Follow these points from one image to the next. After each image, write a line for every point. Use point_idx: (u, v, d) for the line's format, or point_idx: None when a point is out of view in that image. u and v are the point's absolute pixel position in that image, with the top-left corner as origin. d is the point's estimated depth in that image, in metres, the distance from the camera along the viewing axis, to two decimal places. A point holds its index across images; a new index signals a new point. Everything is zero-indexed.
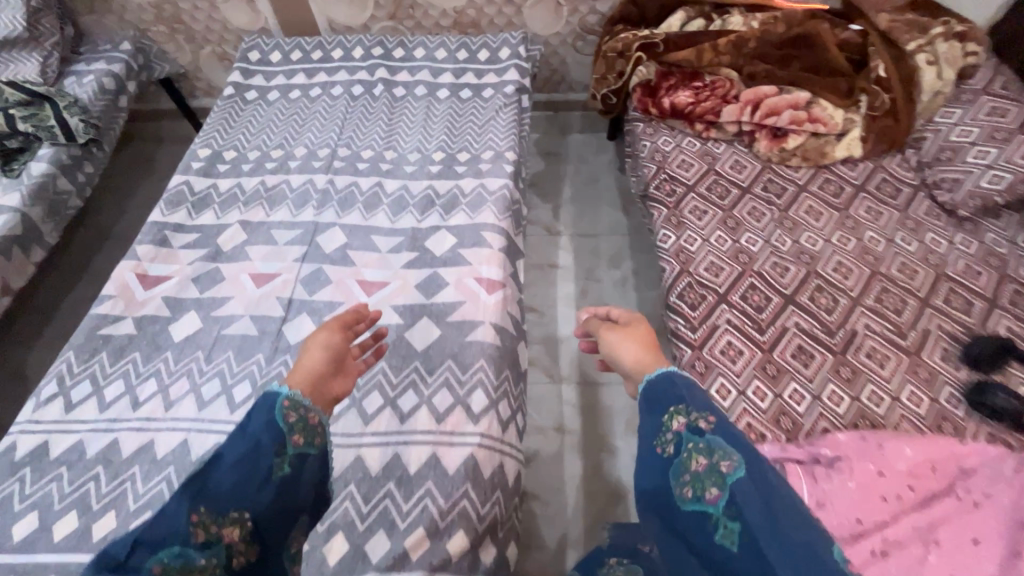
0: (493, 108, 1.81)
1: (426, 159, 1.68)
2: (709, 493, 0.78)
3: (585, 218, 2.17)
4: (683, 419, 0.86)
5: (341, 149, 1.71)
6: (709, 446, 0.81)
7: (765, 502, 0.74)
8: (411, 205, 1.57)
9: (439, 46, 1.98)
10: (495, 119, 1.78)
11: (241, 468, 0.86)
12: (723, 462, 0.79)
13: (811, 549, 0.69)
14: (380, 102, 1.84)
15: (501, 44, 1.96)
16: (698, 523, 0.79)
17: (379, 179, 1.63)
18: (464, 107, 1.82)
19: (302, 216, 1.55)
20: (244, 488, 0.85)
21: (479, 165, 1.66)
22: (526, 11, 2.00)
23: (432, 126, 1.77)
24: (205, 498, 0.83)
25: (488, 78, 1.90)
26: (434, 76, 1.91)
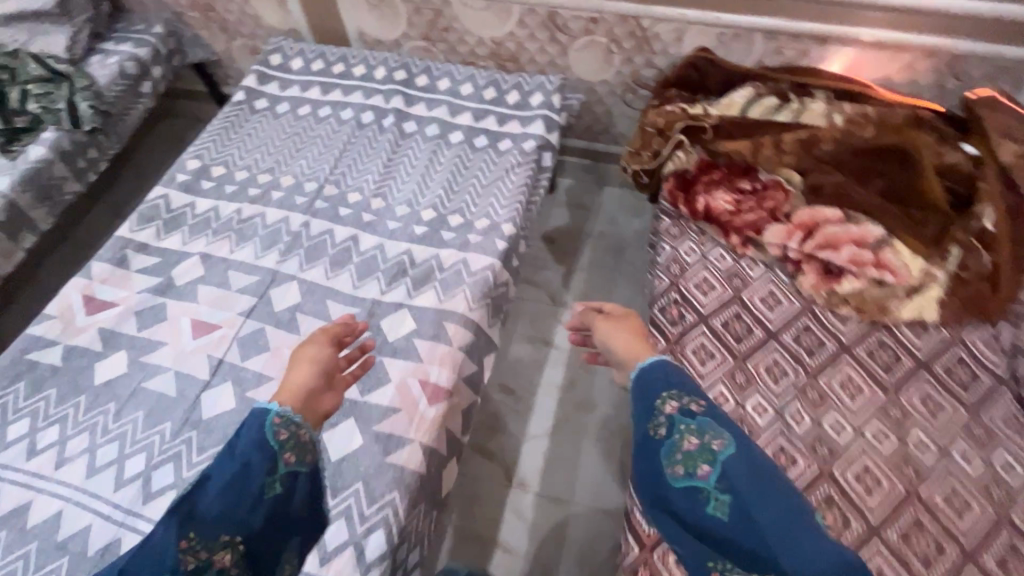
0: (505, 167, 1.59)
1: (413, 216, 1.50)
2: (703, 469, 0.84)
3: (597, 293, 1.92)
4: (674, 403, 0.92)
5: (329, 187, 1.57)
6: (699, 426, 0.88)
7: (752, 472, 0.82)
8: (380, 271, 1.40)
9: (466, 79, 1.77)
10: (503, 181, 1.56)
11: (230, 489, 0.87)
12: (714, 439, 0.86)
13: (792, 511, 0.79)
14: (385, 138, 1.66)
15: (537, 87, 1.73)
16: (691, 498, 0.84)
17: (356, 231, 1.47)
18: (474, 159, 1.62)
19: (264, 262, 1.42)
20: (239, 506, 0.86)
21: (469, 235, 1.46)
22: (571, 53, 1.74)
23: (433, 176, 1.58)
24: (198, 520, 0.83)
25: (511, 128, 1.68)
26: (452, 115, 1.71)
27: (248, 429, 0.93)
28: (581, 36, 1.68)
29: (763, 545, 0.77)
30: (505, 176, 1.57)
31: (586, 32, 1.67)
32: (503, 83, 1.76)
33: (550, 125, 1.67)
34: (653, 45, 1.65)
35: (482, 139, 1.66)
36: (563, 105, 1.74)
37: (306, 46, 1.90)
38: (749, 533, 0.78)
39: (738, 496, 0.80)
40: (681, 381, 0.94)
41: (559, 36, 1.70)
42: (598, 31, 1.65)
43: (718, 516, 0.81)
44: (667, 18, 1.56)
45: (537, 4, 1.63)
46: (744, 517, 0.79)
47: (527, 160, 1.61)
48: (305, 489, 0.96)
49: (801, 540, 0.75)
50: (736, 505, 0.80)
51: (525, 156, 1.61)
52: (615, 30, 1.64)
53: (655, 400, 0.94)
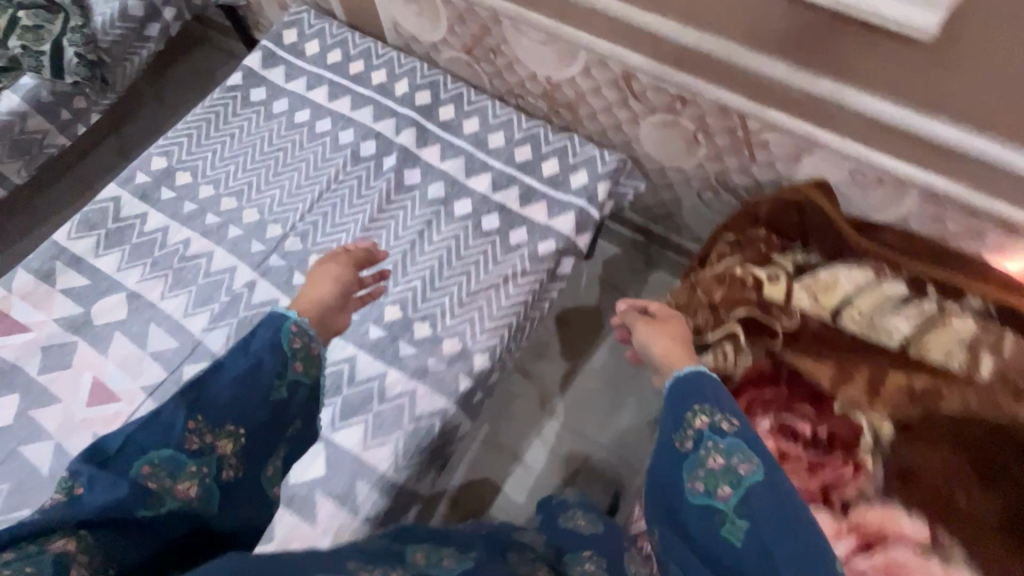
0: (505, 269, 1.23)
1: (374, 308, 1.21)
2: (721, 490, 0.70)
3: (594, 410, 1.60)
4: (705, 418, 0.75)
5: (293, 239, 1.29)
6: (728, 447, 0.72)
7: (778, 508, 0.66)
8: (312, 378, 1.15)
9: (499, 124, 1.37)
10: (496, 290, 1.22)
11: (240, 382, 0.78)
12: (738, 463, 0.70)
13: (826, 562, 0.62)
14: (377, 185, 1.33)
15: (585, 159, 1.31)
16: (703, 519, 0.70)
17: None
18: (472, 244, 1.27)
19: (190, 323, 1.20)
20: (249, 396, 0.77)
21: (430, 357, 1.16)
22: (644, 126, 1.28)
23: (416, 257, 1.26)
24: (210, 399, 0.75)
25: (532, 211, 1.29)
26: (466, 173, 1.34)
27: (264, 330, 0.82)
28: (660, 110, 1.21)
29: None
30: (500, 283, 1.22)
31: (668, 110, 1.20)
32: (545, 143, 1.34)
33: (583, 220, 1.28)
34: (756, 152, 1.17)
35: (492, 218, 1.29)
36: (612, 190, 1.31)
37: (328, 25, 1.53)
38: (768, 573, 0.64)
39: (756, 535, 0.66)
40: (713, 395, 0.77)
41: (633, 101, 1.24)
42: (684, 113, 1.18)
43: (737, 542, 0.67)
44: (785, 130, 1.07)
45: (610, 58, 1.16)
46: (765, 557, 0.65)
47: (536, 265, 1.24)
48: (307, 397, 0.84)
49: None
50: (754, 538, 0.66)
51: (535, 259, 1.24)
52: (708, 119, 1.16)
53: (686, 413, 0.77)
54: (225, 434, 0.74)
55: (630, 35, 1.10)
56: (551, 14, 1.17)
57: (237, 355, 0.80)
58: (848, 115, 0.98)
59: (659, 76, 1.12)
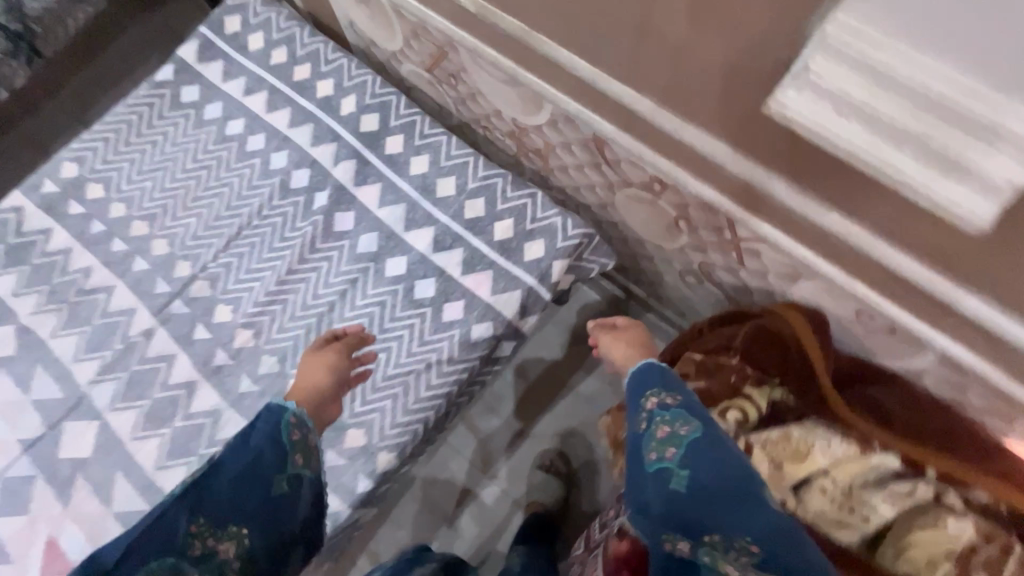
0: (431, 351, 1.06)
1: (278, 379, 1.07)
2: (669, 452, 0.74)
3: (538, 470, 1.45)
4: (653, 399, 0.80)
5: (201, 282, 1.13)
6: (671, 416, 0.78)
7: (716, 461, 0.72)
8: (197, 456, 1.03)
9: (452, 167, 1.15)
10: (417, 376, 1.05)
11: (234, 482, 0.78)
12: (680, 426, 0.76)
13: (748, 490, 0.70)
14: (303, 227, 1.15)
15: (545, 226, 1.09)
16: (657, 483, 0.73)
17: (197, 375, 1.07)
18: (400, 315, 1.09)
19: (77, 372, 1.08)
20: (242, 497, 0.78)
21: (331, 448, 1.03)
22: (620, 195, 1.05)
23: (334, 323, 1.10)
24: (207, 501, 0.76)
25: (473, 281, 1.10)
26: (406, 224, 1.14)
27: (259, 426, 0.84)
28: (636, 186, 0.98)
29: (729, 522, 0.69)
30: (421, 368, 1.05)
31: (645, 188, 0.97)
32: (501, 199, 1.12)
33: (530, 301, 1.08)
34: (744, 258, 0.93)
35: (426, 285, 1.11)
36: (573, 266, 1.10)
37: (276, 15, 1.30)
38: (716, 509, 0.69)
39: (702, 481, 0.71)
40: (661, 379, 0.82)
41: (606, 167, 1.01)
42: (663, 197, 0.95)
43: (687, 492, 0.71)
44: (779, 248, 0.83)
45: (577, 118, 0.92)
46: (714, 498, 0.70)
47: (468, 350, 1.07)
48: (309, 496, 0.86)
49: (753, 502, 0.69)
50: (701, 488, 0.71)
51: (467, 344, 1.06)
52: (690, 210, 0.93)
53: (638, 399, 0.82)
54: (228, 534, 0.76)
55: (601, 102, 0.85)
56: (510, 54, 0.93)
57: (231, 455, 0.81)
58: (865, 258, 0.73)
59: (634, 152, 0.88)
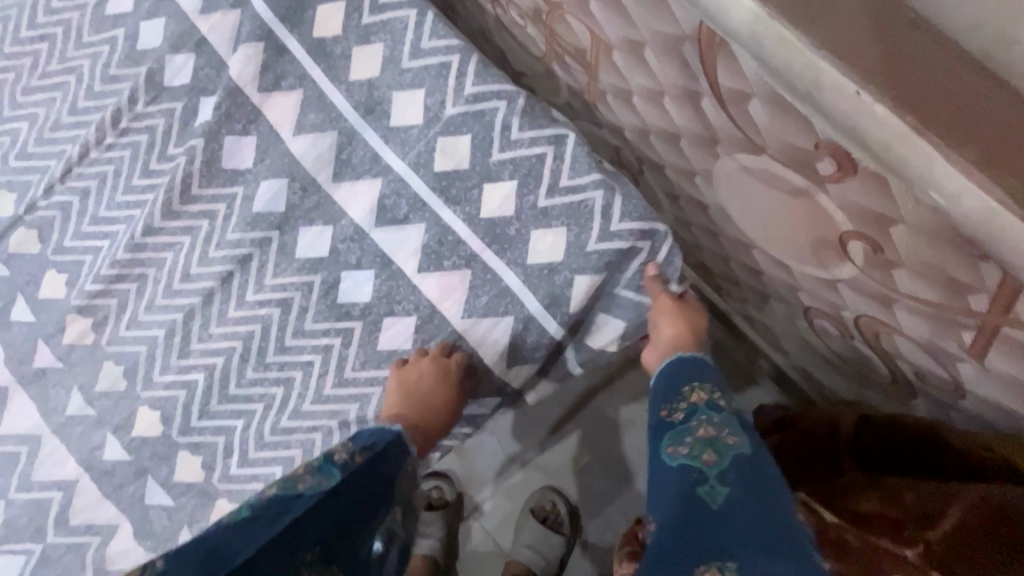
0: (353, 400, 0.63)
1: (119, 403, 0.67)
2: (707, 454, 0.46)
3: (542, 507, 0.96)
4: (703, 389, 0.50)
5: (27, 231, 0.73)
6: (720, 418, 0.48)
7: (769, 491, 0.43)
8: (4, 502, 0.67)
9: (421, 74, 0.63)
10: (327, 435, 0.63)
11: (363, 507, 0.53)
12: (728, 428, 0.47)
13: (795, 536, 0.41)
14: (179, 157, 0.70)
15: (572, 206, 0.58)
16: (678, 487, 0.45)
17: (8, 377, 0.70)
18: (310, 328, 0.65)
19: None
20: (347, 543, 0.51)
21: (186, 527, 0.64)
22: (731, 162, 0.53)
23: (210, 325, 0.67)
24: (333, 517, 0.50)
25: (433, 288, 0.62)
26: (337, 169, 0.66)
27: (384, 461, 0.55)
28: (780, 152, 0.45)
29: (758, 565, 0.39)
30: (332, 427, 0.63)
31: (795, 164, 0.45)
32: (500, 143, 0.61)
33: (530, 338, 0.60)
34: (989, 350, 0.42)
35: (360, 281, 0.65)
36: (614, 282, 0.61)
37: None
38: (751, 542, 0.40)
39: (743, 509, 0.42)
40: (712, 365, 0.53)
41: (712, 103, 0.48)
42: (835, 192, 0.44)
43: (712, 512, 0.43)
44: None
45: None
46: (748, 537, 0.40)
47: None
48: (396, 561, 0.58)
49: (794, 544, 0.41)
50: (737, 515, 0.42)
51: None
52: (893, 230, 0.41)
53: (679, 382, 0.52)
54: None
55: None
56: None
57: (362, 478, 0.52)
58: None
59: (816, 106, 0.34)
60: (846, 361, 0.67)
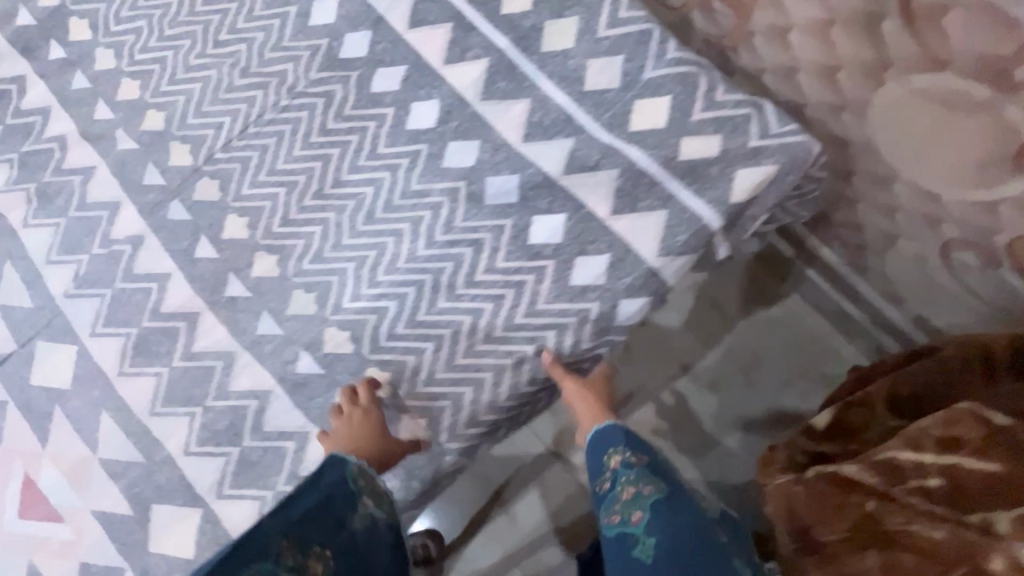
0: (548, 330, 0.69)
1: (306, 327, 0.75)
2: (635, 516, 0.66)
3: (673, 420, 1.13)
4: (618, 454, 0.68)
5: (209, 181, 0.81)
6: (639, 477, 0.67)
7: (690, 516, 0.66)
8: (202, 408, 0.76)
9: (618, 42, 0.69)
10: (518, 363, 0.69)
11: (327, 507, 0.66)
12: (645, 482, 0.66)
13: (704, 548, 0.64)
14: (364, 119, 0.76)
15: (787, 147, 0.63)
16: (621, 549, 0.66)
17: (199, 304, 0.78)
18: (502, 265, 0.71)
19: (51, 279, 0.83)
20: (324, 523, 0.66)
21: None
22: (899, 87, 0.61)
23: (398, 260, 0.73)
24: (296, 519, 0.64)
25: (628, 228, 0.67)
26: (527, 130, 0.71)
27: (326, 476, 0.67)
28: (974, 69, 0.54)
29: None
30: (529, 351, 0.69)
31: (979, 72, 0.53)
32: (702, 103, 0.66)
33: None
34: None
35: (550, 226, 0.70)
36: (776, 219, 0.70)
37: None
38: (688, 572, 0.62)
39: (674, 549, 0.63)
40: (631, 432, 0.69)
41: (896, 25, 0.58)
42: (1022, 93, 0.51)
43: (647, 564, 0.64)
44: None
45: None
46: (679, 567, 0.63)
47: (606, 334, 0.69)
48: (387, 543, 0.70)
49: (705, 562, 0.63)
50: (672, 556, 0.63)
51: (603, 328, 0.68)
52: None
53: (599, 454, 0.70)
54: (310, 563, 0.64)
55: None
56: None
57: (309, 492, 0.66)
58: None
59: None
60: (984, 293, 0.71)
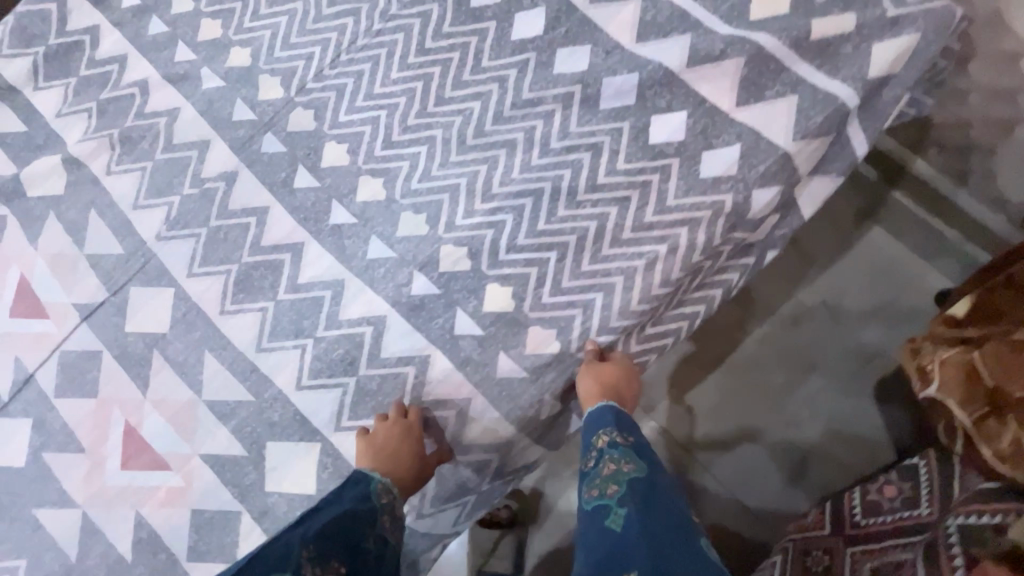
0: (680, 226, 0.67)
1: (418, 248, 0.72)
2: (611, 489, 0.61)
3: (762, 354, 1.11)
4: (605, 433, 0.66)
5: (303, 112, 0.79)
6: (621, 455, 0.64)
7: (664, 499, 0.61)
8: (313, 340, 0.74)
9: None
10: (650, 264, 0.68)
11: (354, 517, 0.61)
12: (626, 460, 0.63)
13: (680, 533, 0.58)
14: (465, 34, 0.75)
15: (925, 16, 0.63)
16: (593, 524, 0.60)
17: (304, 235, 0.76)
18: (624, 167, 0.69)
19: (141, 223, 0.81)
20: (344, 542, 0.59)
21: (502, 352, 0.70)
22: None
23: (513, 172, 0.71)
24: (321, 527, 0.58)
25: (756, 118, 0.66)
26: (641, 30, 0.70)
27: (349, 489, 0.65)
28: None
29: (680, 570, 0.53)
30: (662, 251, 0.67)
31: None
32: None
33: None
34: None
35: (672, 124, 0.68)
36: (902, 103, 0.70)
37: None
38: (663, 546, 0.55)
39: (644, 521, 0.57)
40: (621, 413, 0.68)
41: None
42: None
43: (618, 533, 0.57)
44: None
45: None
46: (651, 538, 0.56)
47: (736, 227, 0.68)
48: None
49: (680, 541, 0.57)
50: (643, 527, 0.57)
51: (736, 221, 0.67)
52: None
53: (590, 433, 0.68)
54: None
55: None
56: None
57: (331, 508, 0.62)
58: None
59: None
60: None
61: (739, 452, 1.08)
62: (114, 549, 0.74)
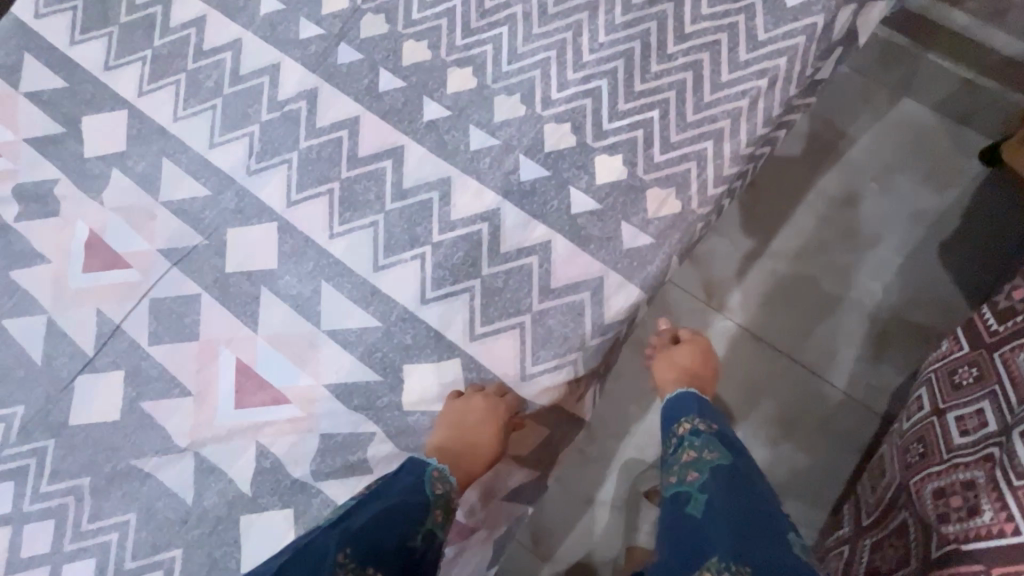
0: (778, 57, 0.68)
1: (519, 130, 0.71)
2: (690, 475, 0.61)
3: (820, 235, 1.12)
4: (688, 421, 0.67)
5: (373, 17, 0.77)
6: (705, 445, 0.63)
7: (750, 491, 0.59)
8: (430, 247, 0.71)
9: None
10: (753, 101, 0.68)
11: (398, 507, 0.58)
12: (709, 448, 0.63)
13: (764, 520, 0.56)
14: None
15: None
16: (671, 508, 0.59)
17: (400, 137, 0.73)
18: (710, 12, 0.69)
19: (216, 156, 0.78)
20: (389, 536, 0.56)
21: (623, 220, 0.68)
22: None
23: (599, 36, 0.71)
24: (368, 520, 0.56)
25: None
26: None
27: (397, 480, 0.61)
28: None
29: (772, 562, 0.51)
30: (763, 84, 0.67)
31: None
32: None
33: None
34: None
35: None
36: None
37: None
38: (750, 536, 0.53)
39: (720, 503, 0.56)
40: (704, 405, 0.69)
41: None
42: None
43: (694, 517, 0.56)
44: None
45: None
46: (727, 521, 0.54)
47: (825, 55, 0.69)
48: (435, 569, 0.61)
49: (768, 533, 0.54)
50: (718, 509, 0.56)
51: (829, 46, 0.69)
52: None
53: (671, 422, 0.69)
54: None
55: None
56: None
57: (380, 497, 0.59)
58: None
59: None
60: None
61: (817, 332, 1.09)
62: (233, 483, 0.69)
